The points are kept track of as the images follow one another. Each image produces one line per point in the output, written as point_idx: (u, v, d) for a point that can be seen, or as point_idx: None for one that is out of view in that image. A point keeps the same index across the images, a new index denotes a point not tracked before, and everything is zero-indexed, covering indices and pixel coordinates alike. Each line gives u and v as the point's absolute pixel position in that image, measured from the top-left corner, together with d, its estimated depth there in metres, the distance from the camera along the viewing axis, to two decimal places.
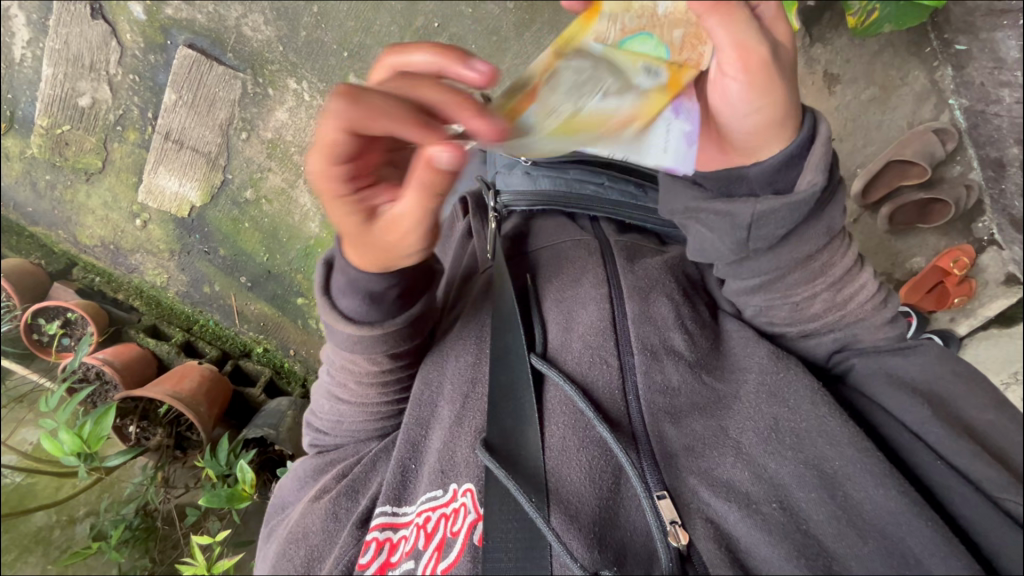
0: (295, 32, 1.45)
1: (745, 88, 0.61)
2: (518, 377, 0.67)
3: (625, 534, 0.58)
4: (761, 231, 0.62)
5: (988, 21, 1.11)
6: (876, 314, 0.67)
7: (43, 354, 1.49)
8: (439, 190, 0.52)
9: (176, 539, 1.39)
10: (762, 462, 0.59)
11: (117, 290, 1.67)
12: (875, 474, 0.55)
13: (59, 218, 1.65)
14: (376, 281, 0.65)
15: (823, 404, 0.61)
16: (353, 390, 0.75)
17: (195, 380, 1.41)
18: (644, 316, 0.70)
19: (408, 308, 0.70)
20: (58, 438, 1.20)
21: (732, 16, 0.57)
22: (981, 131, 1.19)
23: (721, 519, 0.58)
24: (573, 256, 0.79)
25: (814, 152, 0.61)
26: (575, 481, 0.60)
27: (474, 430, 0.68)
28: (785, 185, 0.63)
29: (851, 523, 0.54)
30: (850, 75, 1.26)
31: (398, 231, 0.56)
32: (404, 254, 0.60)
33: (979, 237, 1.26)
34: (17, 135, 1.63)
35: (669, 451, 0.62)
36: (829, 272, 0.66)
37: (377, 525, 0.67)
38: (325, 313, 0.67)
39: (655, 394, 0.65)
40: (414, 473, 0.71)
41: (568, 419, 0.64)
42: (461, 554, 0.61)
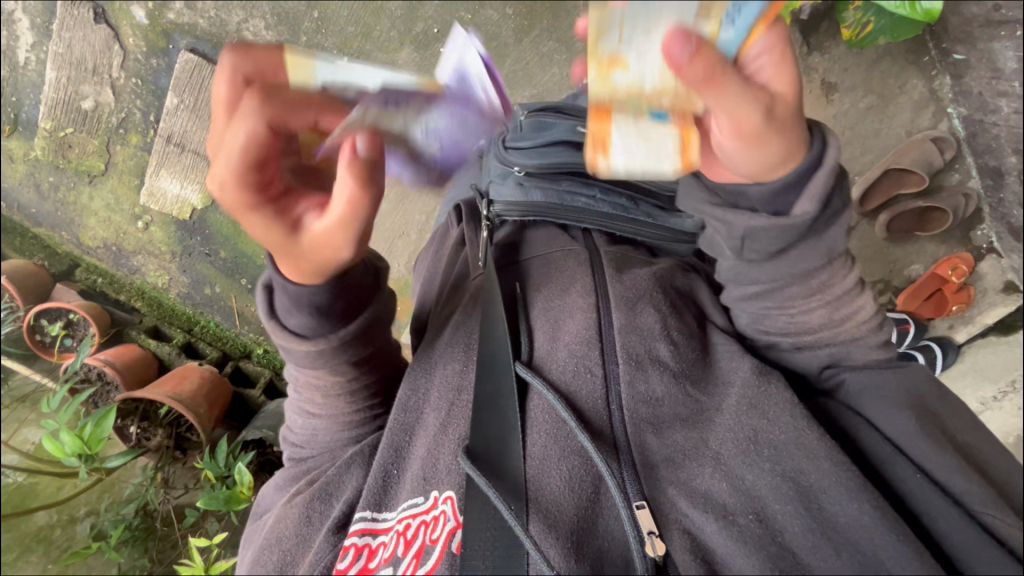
0: (295, 37, 1.46)
1: (738, 147, 0.59)
2: (503, 386, 0.67)
3: (603, 543, 0.58)
4: (754, 244, 0.64)
5: (987, 32, 1.10)
6: (868, 335, 0.68)
7: (46, 355, 1.50)
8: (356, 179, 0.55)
9: (176, 540, 1.40)
10: (740, 474, 0.60)
11: (119, 291, 1.69)
12: (851, 488, 0.56)
13: (62, 220, 1.66)
14: (315, 293, 0.64)
15: (804, 417, 0.61)
16: (324, 403, 0.77)
17: (195, 381, 1.42)
18: (629, 325, 0.70)
19: (352, 322, 0.69)
20: (59, 440, 1.21)
21: (724, 93, 0.54)
22: (979, 140, 1.18)
23: (697, 531, 0.58)
24: (561, 267, 0.80)
25: (814, 183, 0.60)
26: (554, 489, 0.61)
27: (457, 437, 0.68)
28: (782, 208, 0.62)
29: (827, 537, 0.55)
30: (848, 84, 1.26)
31: (331, 237, 0.58)
32: (337, 263, 0.61)
33: (978, 245, 1.26)
34: (21, 137, 1.64)
35: (650, 462, 0.62)
36: (829, 289, 0.67)
37: (358, 530, 0.67)
38: (270, 331, 0.67)
39: (638, 404, 0.66)
40: (395, 479, 0.71)
41: (550, 427, 0.65)
42: (440, 562, 0.61)
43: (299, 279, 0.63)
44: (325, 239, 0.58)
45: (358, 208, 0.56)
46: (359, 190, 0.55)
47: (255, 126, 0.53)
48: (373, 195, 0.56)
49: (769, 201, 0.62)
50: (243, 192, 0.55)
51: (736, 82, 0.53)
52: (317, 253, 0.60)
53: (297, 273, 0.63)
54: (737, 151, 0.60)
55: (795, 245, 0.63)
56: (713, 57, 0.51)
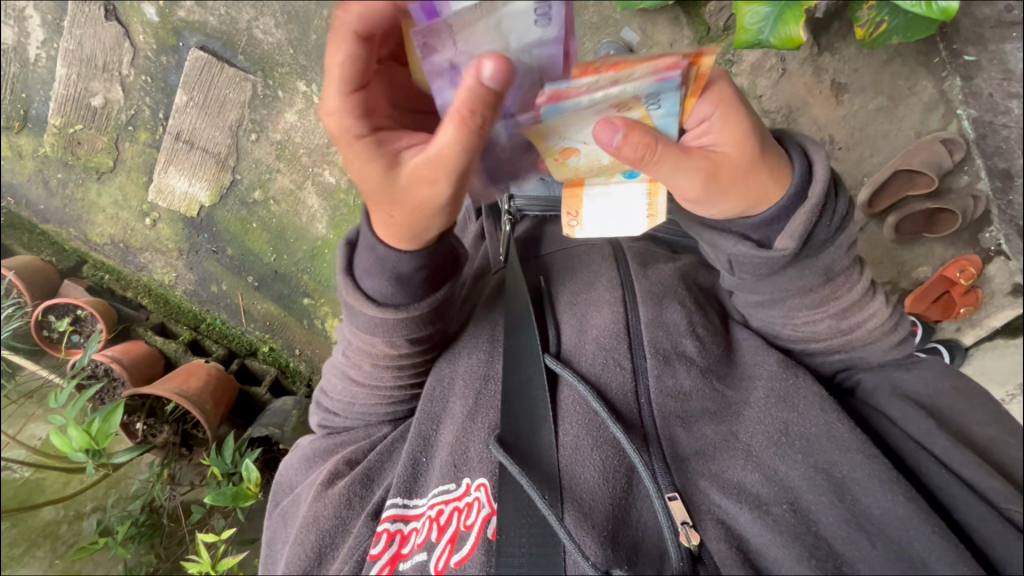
0: (305, 35, 1.47)
1: (694, 205, 0.64)
2: (534, 377, 0.67)
3: (636, 533, 0.59)
4: (742, 269, 0.65)
5: (998, 32, 1.15)
6: (883, 338, 0.66)
7: (53, 351, 1.51)
8: (475, 116, 0.52)
9: (182, 536, 1.41)
10: (772, 465, 0.60)
11: (125, 288, 1.69)
12: (884, 480, 0.56)
13: (71, 216, 1.67)
14: (404, 259, 0.63)
15: (834, 411, 0.61)
16: (367, 372, 0.74)
17: (202, 378, 1.42)
18: (656, 321, 0.70)
19: (433, 294, 0.68)
20: (67, 436, 1.21)
21: (658, 169, 0.58)
22: (989, 141, 1.20)
23: (731, 521, 0.58)
24: (586, 261, 0.80)
25: (796, 220, 0.61)
26: (588, 479, 0.60)
27: (488, 426, 0.69)
28: (767, 238, 0.64)
29: (861, 528, 0.55)
30: (858, 84, 1.25)
31: (427, 176, 0.56)
32: (432, 208, 0.59)
33: (987, 248, 1.26)
34: (30, 134, 1.65)
35: (680, 455, 0.62)
36: (834, 301, 0.64)
37: (389, 517, 0.68)
38: (343, 289, 0.67)
39: (666, 399, 0.65)
40: (425, 467, 0.72)
41: (583, 419, 0.64)
42: (475, 547, 0.62)
43: (390, 242, 0.63)
44: (416, 184, 0.57)
45: (455, 148, 0.53)
46: (460, 128, 0.52)
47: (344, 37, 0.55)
48: (474, 133, 0.53)
49: (758, 225, 0.64)
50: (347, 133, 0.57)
51: (670, 157, 0.57)
52: (413, 205, 0.59)
53: (392, 236, 0.63)
54: (694, 207, 0.64)
55: (789, 266, 0.63)
56: (639, 146, 0.55)
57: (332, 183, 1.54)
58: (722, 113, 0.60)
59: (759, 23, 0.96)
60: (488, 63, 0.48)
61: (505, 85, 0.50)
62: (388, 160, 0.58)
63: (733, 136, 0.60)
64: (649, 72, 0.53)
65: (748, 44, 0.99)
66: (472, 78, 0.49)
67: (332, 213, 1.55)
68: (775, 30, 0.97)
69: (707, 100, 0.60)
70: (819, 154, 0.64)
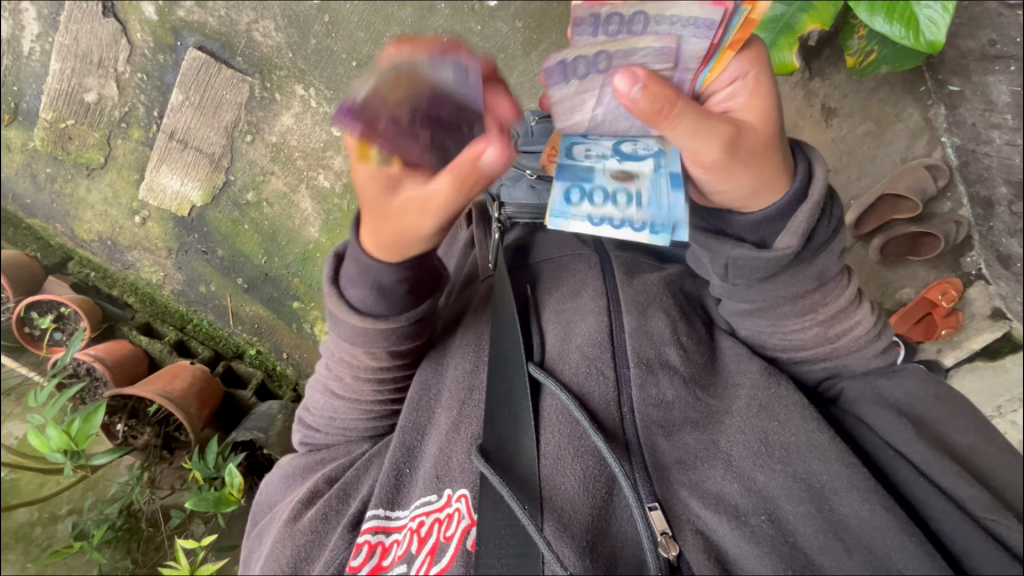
0: (305, 39, 1.47)
1: (707, 176, 0.61)
2: (516, 386, 0.68)
3: (616, 544, 0.59)
4: (739, 273, 0.64)
5: (981, 65, 1.10)
6: (867, 346, 0.67)
7: (33, 348, 1.49)
8: (475, 183, 0.57)
9: (160, 541, 1.37)
10: (751, 475, 0.60)
11: (111, 286, 1.68)
12: (861, 490, 0.57)
13: (58, 212, 1.65)
14: (382, 273, 0.66)
15: (814, 421, 0.62)
16: (348, 385, 0.76)
17: (187, 380, 1.40)
18: (641, 329, 0.70)
19: (416, 306, 0.70)
20: (45, 435, 1.20)
21: (677, 126, 0.54)
22: (970, 169, 1.20)
23: (710, 531, 0.59)
24: (572, 270, 0.79)
25: (797, 217, 0.61)
26: (569, 489, 0.61)
27: (470, 436, 0.69)
28: (766, 237, 0.64)
29: (837, 537, 0.56)
30: (847, 109, 1.29)
31: (418, 210, 0.59)
32: (414, 235, 0.62)
33: (967, 272, 1.30)
34: (20, 127, 1.63)
35: (661, 464, 0.63)
36: (823, 308, 0.66)
37: (370, 528, 0.68)
38: (329, 299, 0.68)
39: (648, 407, 0.66)
40: (408, 477, 0.72)
41: (564, 428, 0.65)
42: (453, 559, 0.62)
43: (374, 251, 0.65)
44: (408, 212, 0.59)
45: (445, 198, 0.57)
46: (456, 180, 0.56)
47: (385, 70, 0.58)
48: (466, 195, 0.58)
49: (753, 227, 0.64)
50: (352, 149, 0.58)
51: (691, 113, 0.53)
52: (397, 224, 0.61)
53: (375, 246, 0.65)
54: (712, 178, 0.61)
55: (781, 272, 0.63)
56: (659, 96, 0.51)
57: (327, 187, 1.53)
58: (752, 78, 0.58)
59: None
60: (488, 151, 0.54)
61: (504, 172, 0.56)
62: (387, 181, 0.59)
63: (759, 105, 0.59)
64: (693, 4, 0.51)
65: None
66: (474, 156, 0.55)
67: (325, 217, 1.55)
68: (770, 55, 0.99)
69: (740, 58, 0.58)
70: (822, 163, 0.62)
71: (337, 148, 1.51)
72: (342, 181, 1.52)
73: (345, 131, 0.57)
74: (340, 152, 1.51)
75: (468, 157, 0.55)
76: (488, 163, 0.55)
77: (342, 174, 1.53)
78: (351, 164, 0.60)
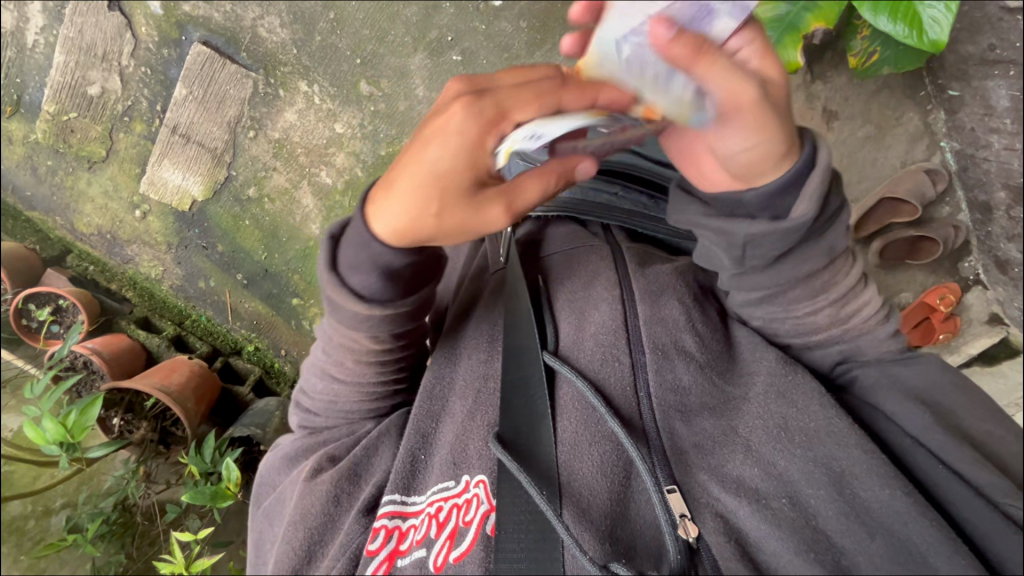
0: (310, 36, 1.47)
1: (742, 129, 0.58)
2: (532, 375, 0.68)
3: (635, 528, 0.59)
4: (755, 253, 0.63)
5: (982, 70, 1.11)
6: (878, 328, 0.67)
7: (31, 340, 1.48)
8: (559, 184, 0.63)
9: (154, 536, 1.37)
10: (771, 459, 0.60)
11: (110, 279, 1.67)
12: (882, 475, 0.56)
13: (58, 205, 1.64)
14: (395, 257, 0.66)
15: (833, 407, 0.61)
16: (348, 369, 0.76)
17: (185, 374, 1.39)
18: (655, 317, 0.70)
19: (417, 291, 0.71)
20: (41, 426, 1.19)
21: (713, 66, 0.54)
22: (970, 174, 1.21)
23: (730, 514, 0.59)
24: (585, 260, 0.79)
25: (809, 182, 0.59)
26: (587, 474, 0.61)
27: (487, 424, 0.69)
28: (781, 211, 0.61)
29: (859, 520, 0.55)
30: (848, 112, 1.30)
31: (499, 207, 0.63)
32: (474, 231, 0.66)
33: (966, 276, 1.31)
34: (22, 119, 1.62)
35: (679, 449, 0.63)
36: (833, 289, 0.66)
37: (387, 513, 0.68)
38: (326, 284, 0.67)
39: (666, 392, 0.66)
40: (424, 464, 0.72)
41: (580, 414, 0.65)
42: (474, 543, 0.62)
43: (389, 240, 0.66)
44: (484, 210, 0.63)
45: (533, 200, 0.64)
46: (544, 181, 0.62)
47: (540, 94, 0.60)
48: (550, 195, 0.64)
49: (761, 203, 0.61)
50: (461, 140, 0.61)
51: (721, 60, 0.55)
52: (464, 219, 0.64)
53: (394, 234, 0.65)
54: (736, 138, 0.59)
55: (794, 249, 0.63)
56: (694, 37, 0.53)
57: (328, 183, 1.53)
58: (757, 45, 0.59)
59: None
60: (587, 165, 0.62)
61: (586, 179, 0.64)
62: (475, 177, 0.63)
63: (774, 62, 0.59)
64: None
65: None
66: (575, 163, 0.62)
67: (327, 214, 1.55)
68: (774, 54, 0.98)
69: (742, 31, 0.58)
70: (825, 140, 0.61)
71: (340, 146, 1.51)
72: (343, 178, 1.52)
73: (462, 118, 0.61)
74: (342, 149, 1.51)
75: (568, 162, 0.62)
76: (580, 175, 0.63)
77: (344, 171, 1.53)
78: (442, 149, 0.61)
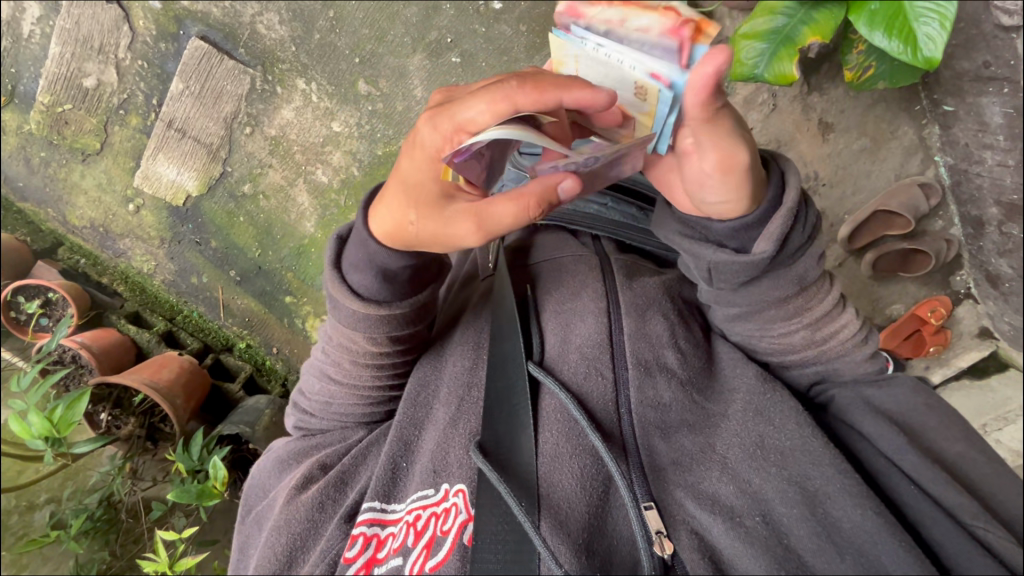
0: (309, 34, 1.47)
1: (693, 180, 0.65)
2: (515, 383, 0.68)
3: (611, 542, 0.59)
4: (721, 277, 0.65)
5: (976, 86, 1.09)
6: (854, 351, 0.68)
7: (19, 333, 1.47)
8: (539, 207, 0.60)
9: (139, 534, 1.36)
10: (746, 478, 0.60)
11: (101, 273, 1.65)
12: (854, 495, 0.56)
13: (50, 196, 1.63)
14: (388, 257, 0.67)
15: (809, 426, 0.62)
16: (345, 370, 0.76)
17: (174, 370, 1.38)
18: (639, 332, 0.70)
19: (415, 295, 0.71)
20: (26, 421, 1.17)
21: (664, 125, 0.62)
22: (963, 189, 1.21)
23: (705, 531, 0.58)
24: (572, 271, 0.79)
25: (773, 222, 0.62)
26: (566, 487, 0.61)
27: (468, 432, 0.69)
28: (745, 243, 0.65)
29: (830, 540, 0.55)
30: (844, 124, 1.31)
31: (471, 223, 0.61)
32: (452, 243, 0.64)
33: (957, 290, 1.32)
34: (16, 109, 1.61)
35: (657, 465, 0.63)
36: (809, 311, 0.66)
37: (365, 521, 0.68)
38: (330, 283, 0.70)
39: (646, 409, 0.66)
40: (405, 471, 0.71)
41: (562, 427, 0.65)
42: (451, 552, 0.62)
43: (382, 240, 0.67)
44: (458, 222, 0.62)
45: (507, 218, 0.60)
46: (521, 207, 0.59)
47: (503, 102, 0.55)
48: (528, 219, 0.61)
49: (733, 232, 0.65)
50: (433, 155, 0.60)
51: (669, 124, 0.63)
52: (439, 230, 0.63)
53: (384, 234, 0.66)
54: (714, 189, 0.64)
55: (764, 275, 0.64)
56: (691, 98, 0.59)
57: (324, 181, 1.53)
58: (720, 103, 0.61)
59: (754, 57, 0.99)
60: (567, 183, 0.59)
61: (570, 200, 0.61)
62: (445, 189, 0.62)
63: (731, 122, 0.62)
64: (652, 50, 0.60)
65: (743, 77, 1.01)
66: (551, 185, 0.60)
67: (322, 213, 1.54)
68: (769, 66, 0.99)
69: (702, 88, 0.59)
70: (796, 176, 0.64)
71: (337, 144, 1.51)
72: (340, 177, 1.52)
73: (432, 131, 0.59)
74: (339, 148, 1.51)
75: (546, 184, 0.60)
76: (561, 194, 0.60)
77: (340, 170, 1.53)
78: (417, 163, 0.62)
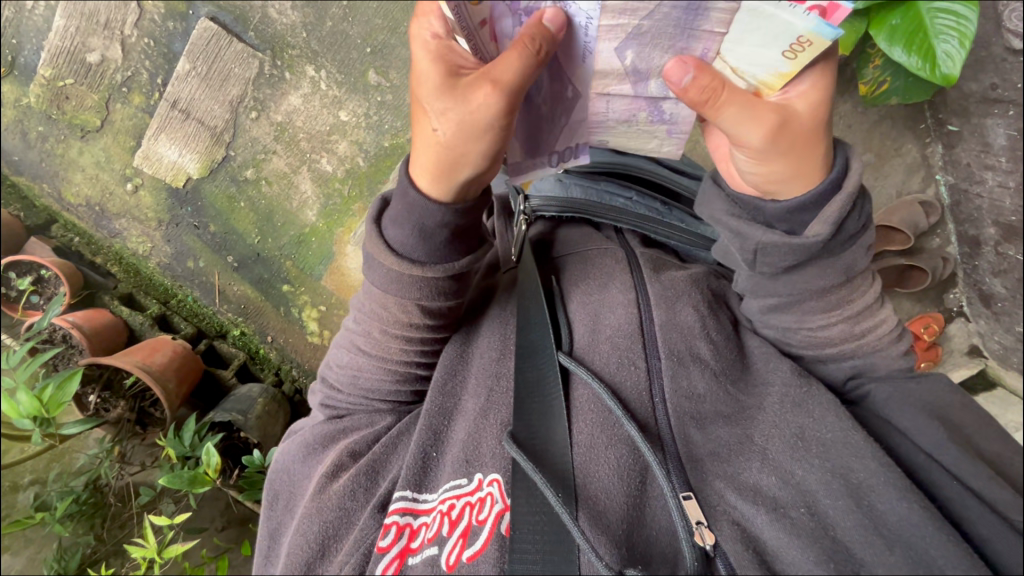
0: (321, 21, 1.46)
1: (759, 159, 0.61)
2: (547, 373, 0.69)
3: (652, 533, 0.59)
4: (766, 258, 0.64)
5: (981, 108, 1.15)
6: (890, 347, 0.67)
7: (9, 309, 1.43)
8: (540, 43, 0.53)
9: (126, 519, 1.33)
10: (789, 468, 0.59)
11: (95, 253, 1.62)
12: (900, 488, 0.54)
13: (46, 172, 1.60)
14: (440, 212, 0.64)
15: (849, 419, 0.60)
16: (374, 340, 0.74)
17: (167, 355, 1.36)
18: (670, 323, 0.70)
19: (454, 259, 0.68)
20: (15, 399, 1.14)
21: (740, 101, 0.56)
22: (961, 209, 1.25)
23: (748, 522, 0.58)
24: (598, 263, 0.79)
25: (831, 205, 0.60)
26: (603, 477, 0.61)
27: (500, 423, 0.69)
28: (796, 226, 0.63)
29: (878, 532, 0.53)
30: (850, 139, 1.30)
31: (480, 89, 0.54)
32: (479, 129, 0.56)
33: (949, 308, 1.34)
34: (15, 81, 1.58)
35: (694, 456, 0.63)
36: (849, 305, 0.67)
37: (398, 510, 0.68)
38: (367, 238, 0.68)
39: (681, 399, 0.66)
40: (435, 462, 0.72)
41: (596, 417, 0.65)
42: (488, 543, 0.62)
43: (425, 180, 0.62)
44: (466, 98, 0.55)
45: (508, 65, 0.53)
46: (518, 48, 0.53)
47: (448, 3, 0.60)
48: (533, 59, 0.53)
49: (784, 214, 0.63)
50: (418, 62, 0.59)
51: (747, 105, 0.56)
52: (457, 121, 0.56)
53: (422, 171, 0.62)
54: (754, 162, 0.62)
55: (813, 261, 0.64)
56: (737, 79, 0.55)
57: (328, 171, 1.51)
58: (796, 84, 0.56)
59: None
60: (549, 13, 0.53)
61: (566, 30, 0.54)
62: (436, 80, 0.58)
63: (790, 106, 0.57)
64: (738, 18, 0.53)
65: None
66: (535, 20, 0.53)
67: (325, 202, 1.53)
68: None
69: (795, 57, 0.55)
70: (859, 160, 0.62)
71: (343, 134, 1.49)
72: (345, 167, 1.50)
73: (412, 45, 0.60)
74: (345, 138, 1.50)
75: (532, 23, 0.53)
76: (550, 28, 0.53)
77: (345, 159, 1.51)
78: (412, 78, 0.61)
